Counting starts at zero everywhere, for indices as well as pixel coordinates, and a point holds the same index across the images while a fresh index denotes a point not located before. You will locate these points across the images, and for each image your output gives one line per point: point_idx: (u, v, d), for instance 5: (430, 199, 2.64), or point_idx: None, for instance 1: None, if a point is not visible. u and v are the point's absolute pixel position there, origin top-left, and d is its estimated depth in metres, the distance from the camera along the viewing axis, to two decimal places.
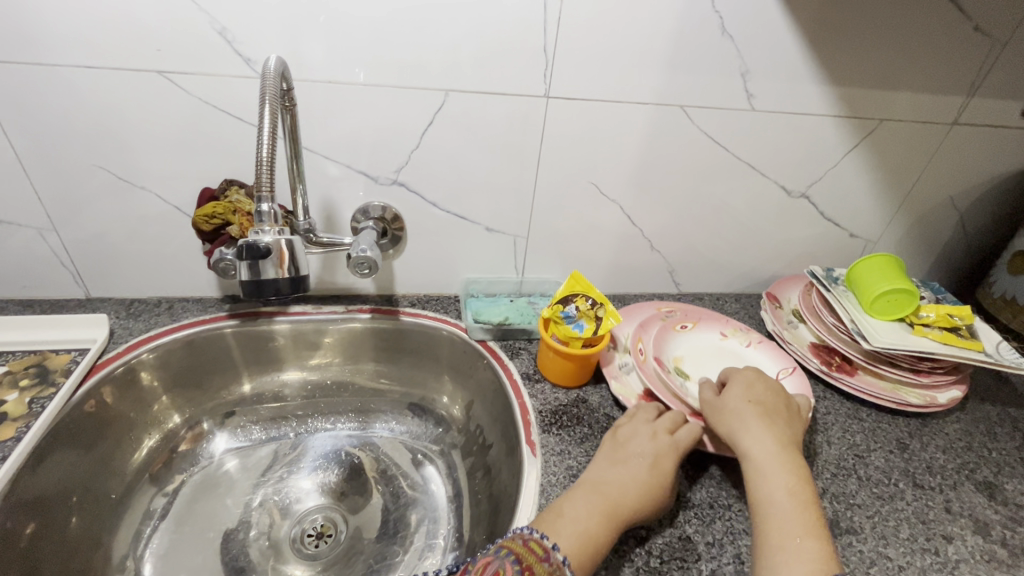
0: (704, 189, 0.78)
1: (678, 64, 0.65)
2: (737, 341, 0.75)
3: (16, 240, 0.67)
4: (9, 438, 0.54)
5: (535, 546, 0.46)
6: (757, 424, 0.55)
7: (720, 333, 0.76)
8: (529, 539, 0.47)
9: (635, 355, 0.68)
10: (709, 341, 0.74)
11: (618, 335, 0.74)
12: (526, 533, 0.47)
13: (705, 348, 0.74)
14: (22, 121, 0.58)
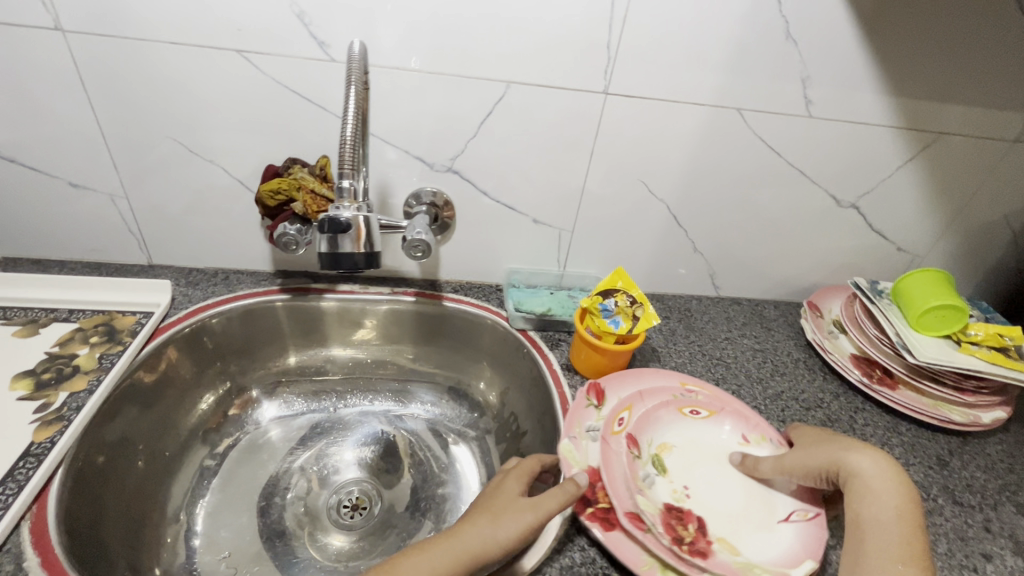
0: (752, 193, 0.78)
1: (739, 67, 0.65)
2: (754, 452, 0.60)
3: (89, 204, 0.71)
4: (83, 389, 0.57)
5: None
6: (864, 447, 0.53)
7: (740, 437, 0.61)
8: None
9: (608, 427, 0.58)
10: (719, 443, 0.61)
11: (610, 390, 0.63)
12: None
13: (710, 450, 0.60)
14: (107, 91, 0.62)
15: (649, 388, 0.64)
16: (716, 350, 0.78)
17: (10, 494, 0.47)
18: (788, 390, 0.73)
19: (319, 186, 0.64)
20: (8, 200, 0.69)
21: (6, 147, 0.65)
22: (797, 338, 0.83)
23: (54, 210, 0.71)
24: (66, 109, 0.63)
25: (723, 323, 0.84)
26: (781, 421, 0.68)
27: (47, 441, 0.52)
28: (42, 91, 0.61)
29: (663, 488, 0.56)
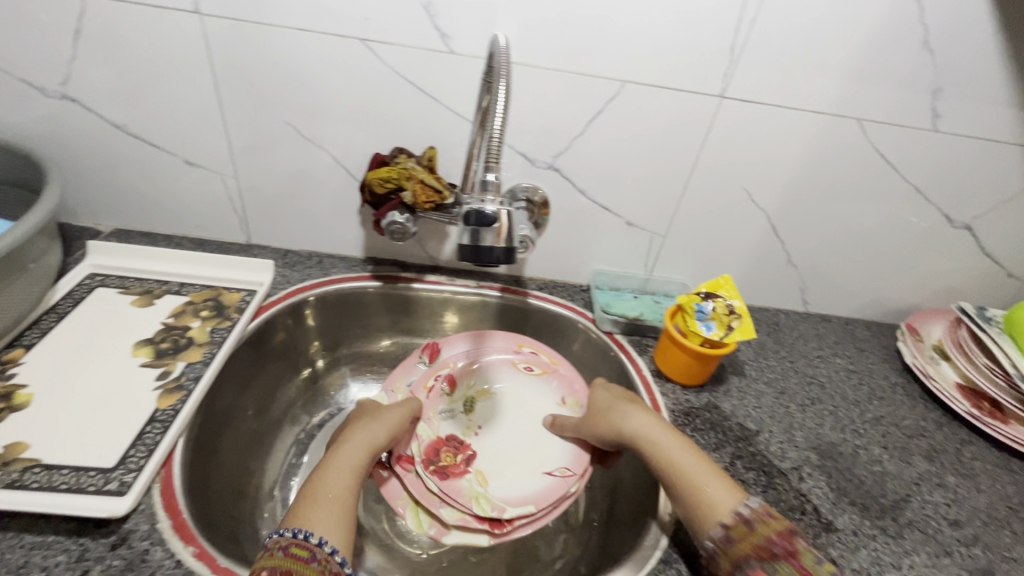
0: (860, 208, 0.74)
1: (866, 75, 0.63)
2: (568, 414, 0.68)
3: (201, 182, 0.73)
4: (199, 360, 0.60)
5: (297, 551, 0.41)
6: (637, 410, 0.57)
7: (559, 399, 0.69)
8: (290, 545, 0.41)
9: (421, 381, 0.69)
10: (543, 403, 0.69)
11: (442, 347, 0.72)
12: (283, 539, 0.42)
13: (531, 408, 0.69)
14: (233, 73, 0.64)
15: (477, 348, 0.73)
16: (809, 367, 0.75)
17: (142, 457, 0.49)
18: (888, 415, 0.70)
19: (428, 176, 0.64)
20: (127, 174, 0.73)
21: (132, 123, 0.68)
22: (892, 362, 0.80)
23: (168, 186, 0.74)
24: (192, 89, 0.65)
25: (814, 340, 0.81)
26: (884, 448, 0.65)
27: (171, 408, 0.54)
28: (173, 70, 0.64)
29: (454, 425, 0.67)
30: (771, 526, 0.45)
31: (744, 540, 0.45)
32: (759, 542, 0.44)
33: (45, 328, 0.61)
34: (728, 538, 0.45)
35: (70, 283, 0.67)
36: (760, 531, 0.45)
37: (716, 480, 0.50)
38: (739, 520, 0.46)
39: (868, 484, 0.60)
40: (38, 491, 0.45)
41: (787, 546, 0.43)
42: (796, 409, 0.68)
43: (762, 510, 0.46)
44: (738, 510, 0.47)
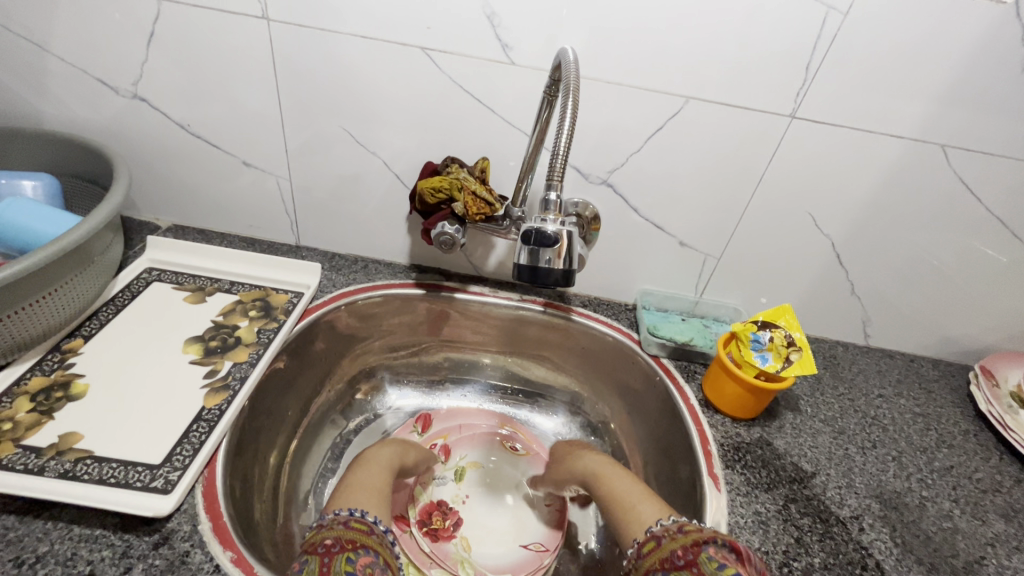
0: (936, 239, 0.69)
1: (954, 99, 0.58)
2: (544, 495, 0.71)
3: (257, 183, 0.74)
4: (245, 360, 0.60)
5: (358, 524, 0.43)
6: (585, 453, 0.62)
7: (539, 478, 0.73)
8: (350, 521, 0.43)
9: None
10: (524, 478, 0.73)
11: (436, 419, 0.77)
12: (342, 516, 0.44)
13: (512, 480, 0.72)
14: (296, 78, 0.65)
15: (467, 423, 0.78)
16: (870, 407, 0.71)
17: (187, 456, 0.50)
18: (958, 465, 0.65)
19: (480, 188, 0.63)
20: (188, 173, 0.75)
21: (196, 124, 0.70)
22: (962, 407, 0.74)
23: (225, 186, 0.75)
24: (255, 93, 0.66)
25: (875, 377, 0.76)
26: (954, 502, 0.60)
27: (216, 408, 0.54)
28: (238, 74, 0.65)
29: (449, 489, 0.70)
30: (679, 539, 0.44)
31: (652, 555, 0.44)
32: (665, 555, 0.43)
33: (104, 320, 0.63)
34: (640, 554, 0.46)
35: (129, 277, 0.69)
36: (667, 545, 0.44)
37: (647, 502, 0.51)
38: (650, 537, 0.46)
39: (937, 542, 0.55)
40: (89, 483, 0.46)
41: (690, 556, 0.42)
42: (855, 451, 0.64)
43: (673, 526, 0.45)
44: (651, 527, 0.47)
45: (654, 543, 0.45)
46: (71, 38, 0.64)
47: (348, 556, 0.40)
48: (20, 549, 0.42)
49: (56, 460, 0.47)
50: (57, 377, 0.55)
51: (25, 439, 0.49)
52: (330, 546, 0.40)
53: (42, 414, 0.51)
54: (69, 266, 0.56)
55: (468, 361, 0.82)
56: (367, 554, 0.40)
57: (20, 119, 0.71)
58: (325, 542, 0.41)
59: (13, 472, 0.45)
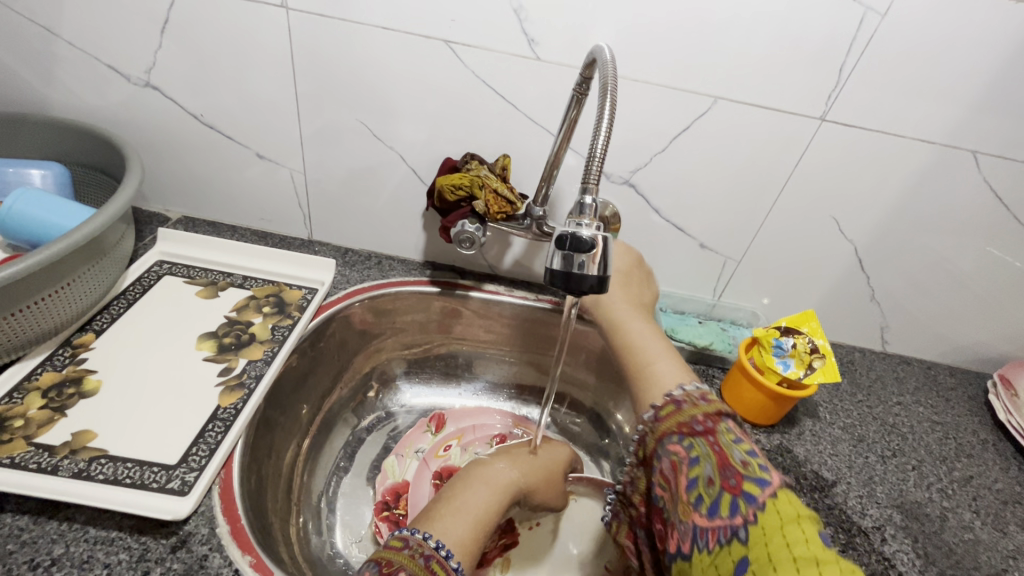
0: (963, 245, 0.68)
1: (990, 104, 0.57)
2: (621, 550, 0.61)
3: (271, 176, 0.73)
4: (260, 358, 0.59)
5: (436, 567, 0.40)
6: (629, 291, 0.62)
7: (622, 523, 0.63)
8: (431, 559, 0.41)
9: (433, 450, 0.71)
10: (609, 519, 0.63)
11: (440, 419, 0.75)
12: (427, 549, 0.42)
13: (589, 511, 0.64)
14: (314, 69, 0.63)
15: (477, 422, 0.76)
16: (888, 415, 0.70)
17: (203, 457, 0.49)
18: (978, 475, 0.64)
19: (501, 186, 0.62)
20: (200, 164, 0.73)
21: (209, 113, 0.68)
22: (980, 416, 0.73)
23: (237, 178, 0.74)
24: (270, 84, 0.65)
25: (893, 384, 0.75)
26: (976, 513, 0.59)
27: (232, 407, 0.53)
28: (254, 64, 0.64)
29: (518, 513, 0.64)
30: (700, 407, 0.45)
31: (670, 418, 0.46)
32: (684, 420, 0.44)
33: (115, 314, 0.61)
34: (657, 416, 0.47)
35: (141, 269, 0.68)
36: (686, 411, 0.45)
37: (665, 360, 0.53)
38: (671, 401, 0.47)
39: (959, 553, 0.55)
40: (103, 484, 0.45)
41: (709, 424, 0.43)
42: (875, 460, 0.63)
43: (695, 394, 0.46)
44: (667, 392, 0.49)
45: (673, 408, 0.46)
46: (83, 24, 0.62)
47: None
48: (35, 551, 0.41)
49: (69, 460, 0.46)
50: (68, 372, 0.54)
51: (38, 437, 0.47)
52: None
53: (54, 411, 0.50)
54: (80, 260, 0.54)
55: (480, 360, 0.81)
56: None
57: (27, 106, 0.70)
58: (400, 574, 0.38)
59: (26, 471, 0.44)
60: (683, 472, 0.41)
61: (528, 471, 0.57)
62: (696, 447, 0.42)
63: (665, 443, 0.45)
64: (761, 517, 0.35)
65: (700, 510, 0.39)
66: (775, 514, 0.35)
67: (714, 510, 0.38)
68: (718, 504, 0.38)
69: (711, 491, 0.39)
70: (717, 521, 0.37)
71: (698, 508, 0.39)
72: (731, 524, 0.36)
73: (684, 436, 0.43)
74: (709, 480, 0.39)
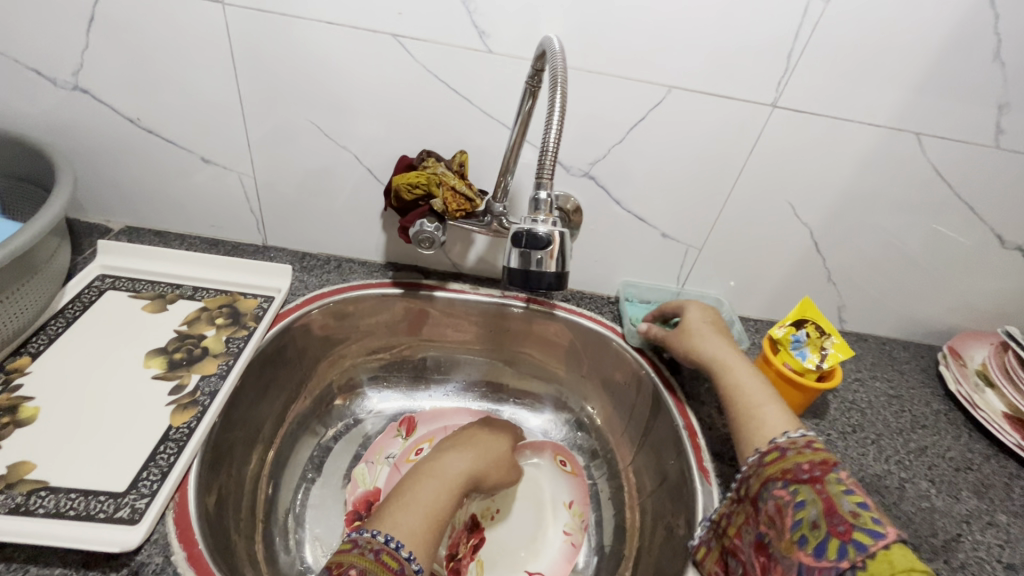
0: (910, 223, 0.70)
1: (929, 88, 0.59)
2: (569, 520, 0.68)
3: (219, 181, 0.70)
4: (214, 373, 0.56)
5: (388, 559, 0.42)
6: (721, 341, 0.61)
7: (566, 500, 0.70)
8: (382, 551, 0.43)
9: (405, 455, 0.70)
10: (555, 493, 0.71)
11: (414, 422, 0.74)
12: (376, 543, 0.43)
13: (534, 478, 0.72)
14: (256, 67, 0.60)
15: (449, 422, 0.76)
16: (848, 392, 0.72)
17: (154, 481, 0.46)
18: (932, 445, 0.67)
19: (459, 183, 0.61)
20: (141, 170, 0.69)
21: (146, 117, 0.64)
22: (932, 387, 0.77)
23: (182, 184, 0.70)
24: (211, 83, 0.62)
25: (851, 361, 0.78)
26: (931, 482, 0.62)
27: (185, 426, 0.51)
28: (193, 64, 0.60)
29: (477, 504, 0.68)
30: (806, 455, 0.47)
31: (773, 464, 0.48)
32: (789, 467, 0.47)
33: (53, 335, 0.58)
34: (761, 461, 0.49)
35: (80, 286, 0.64)
36: (790, 458, 0.47)
37: (768, 403, 0.54)
38: (775, 447, 0.49)
39: (917, 522, 0.57)
40: (44, 519, 0.42)
41: (816, 473, 0.45)
42: (837, 437, 0.65)
43: (801, 441, 0.48)
44: (774, 439, 0.50)
45: (777, 454, 0.48)
46: None
47: None
48: None
49: (5, 495, 0.43)
50: (2, 400, 0.50)
51: None
52: None
53: None
54: (9, 279, 0.51)
55: (449, 360, 0.80)
56: None
57: None
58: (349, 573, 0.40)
59: None
60: (787, 515, 0.44)
61: (471, 458, 0.60)
62: (802, 493, 0.45)
63: (769, 488, 0.47)
64: (871, 565, 0.38)
65: (806, 551, 0.42)
66: (885, 563, 0.37)
67: (821, 552, 0.41)
68: (826, 546, 0.41)
69: (817, 533, 0.42)
70: (823, 563, 0.40)
71: (805, 547, 0.42)
72: (837, 565, 0.39)
73: (790, 482, 0.46)
74: (814, 523, 0.42)
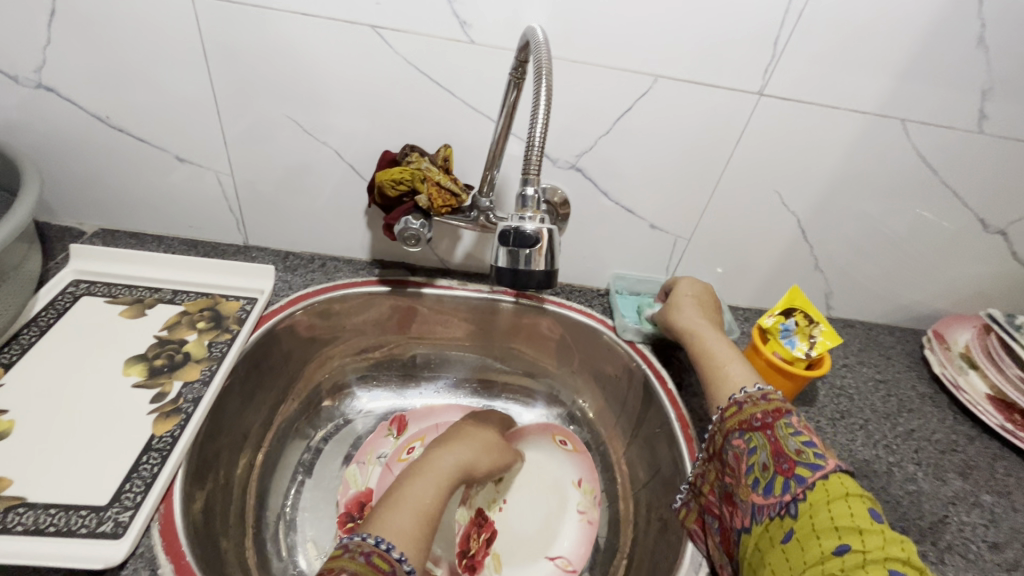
0: (894, 210, 0.71)
1: (914, 73, 0.59)
2: (580, 499, 0.68)
3: (195, 179, 0.67)
4: (197, 379, 0.55)
5: (379, 561, 0.40)
6: (699, 312, 0.65)
7: (575, 478, 0.70)
8: (373, 553, 0.41)
9: (397, 454, 0.70)
10: (562, 475, 0.71)
11: (407, 421, 0.74)
12: (366, 546, 0.41)
13: (532, 464, 0.72)
14: (230, 61, 0.58)
15: (441, 420, 0.75)
16: (837, 378, 0.73)
17: (138, 493, 0.45)
18: (919, 428, 0.68)
19: (443, 177, 0.60)
20: (113, 170, 0.67)
21: (116, 115, 0.62)
22: (917, 370, 0.78)
23: (156, 184, 0.68)
24: (183, 78, 0.59)
25: (839, 347, 0.78)
26: (918, 465, 0.63)
27: (168, 435, 0.49)
28: (163, 58, 0.58)
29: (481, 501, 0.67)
30: (761, 405, 0.50)
31: (732, 417, 0.51)
32: (745, 418, 0.49)
33: (26, 344, 0.55)
34: (722, 417, 0.52)
35: (54, 292, 0.61)
36: (747, 410, 0.50)
37: (735, 365, 0.56)
38: (733, 402, 0.52)
39: (905, 506, 0.58)
40: (23, 536, 0.41)
41: (768, 419, 0.48)
42: (827, 424, 0.66)
43: (756, 394, 0.51)
44: (733, 395, 0.53)
45: (735, 408, 0.51)
46: None
47: None
48: None
49: None
50: None
51: None
52: None
53: None
54: None
55: (439, 357, 0.79)
56: None
57: None
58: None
59: None
60: (743, 461, 0.48)
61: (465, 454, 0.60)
62: (754, 439, 0.48)
63: (730, 440, 0.50)
64: (810, 495, 0.41)
65: (759, 492, 0.45)
66: (823, 492, 0.41)
67: (769, 491, 0.44)
68: (774, 485, 0.44)
69: (768, 474, 0.45)
70: (772, 500, 0.44)
71: (758, 490, 0.45)
72: (784, 501, 0.43)
73: (745, 431, 0.49)
74: (765, 465, 0.46)
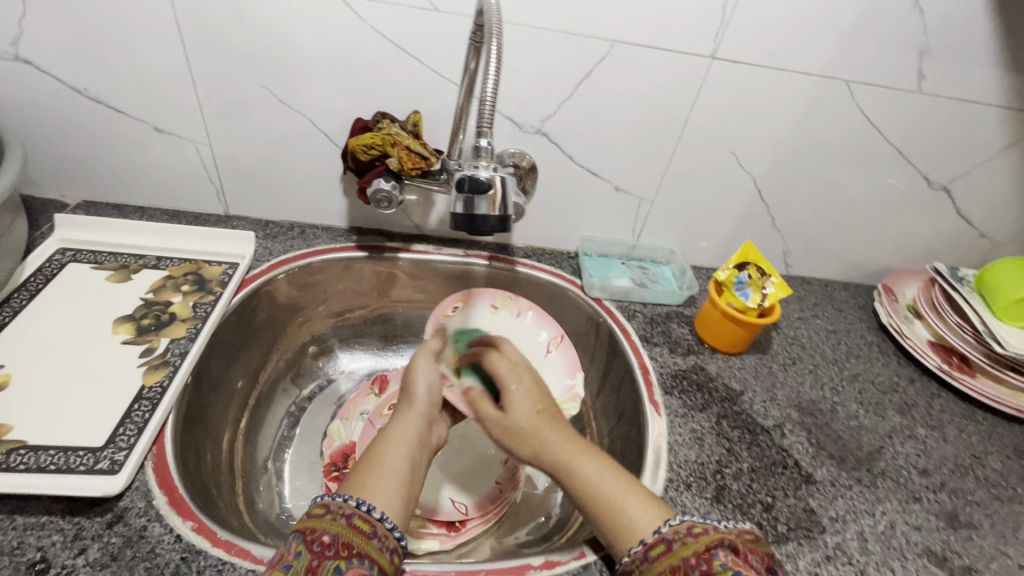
0: (844, 170, 0.75)
1: (855, 36, 0.62)
2: (508, 311, 0.72)
3: (174, 150, 0.70)
4: (184, 335, 0.58)
5: (361, 523, 0.40)
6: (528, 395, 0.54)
7: (490, 306, 0.72)
8: (354, 515, 0.40)
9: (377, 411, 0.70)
10: (483, 317, 0.71)
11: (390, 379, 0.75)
12: (349, 507, 0.41)
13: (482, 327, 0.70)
14: (202, 32, 0.60)
15: None
16: (791, 329, 0.78)
17: (132, 435, 0.48)
18: (864, 372, 0.73)
19: (413, 142, 0.62)
20: (93, 143, 0.69)
21: (94, 87, 0.64)
22: (868, 322, 0.83)
23: (136, 156, 0.70)
24: (157, 49, 0.61)
25: (795, 302, 0.83)
26: (860, 403, 0.68)
27: (158, 385, 0.53)
28: (136, 29, 0.60)
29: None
30: (690, 545, 0.40)
31: (660, 560, 0.40)
32: (677, 563, 0.39)
33: (17, 307, 0.58)
34: (647, 556, 0.41)
35: (41, 260, 0.64)
36: (677, 552, 0.40)
37: (630, 493, 0.45)
38: (660, 538, 0.41)
39: (845, 438, 0.63)
40: (26, 473, 0.44)
41: (704, 567, 0.38)
42: (778, 369, 0.70)
43: (684, 527, 0.41)
44: (634, 545, 0.42)
45: (663, 547, 0.41)
46: None
47: (338, 565, 0.37)
48: None
49: None
50: None
51: None
52: (325, 545, 0.38)
53: None
54: None
55: (417, 320, 0.83)
56: (358, 567, 0.37)
57: None
58: (322, 539, 0.38)
59: None
60: None
61: (434, 391, 0.55)
62: None
63: None
64: None
65: None
66: None
67: None
68: None
69: None
70: None
71: None
72: None
73: None
74: None
